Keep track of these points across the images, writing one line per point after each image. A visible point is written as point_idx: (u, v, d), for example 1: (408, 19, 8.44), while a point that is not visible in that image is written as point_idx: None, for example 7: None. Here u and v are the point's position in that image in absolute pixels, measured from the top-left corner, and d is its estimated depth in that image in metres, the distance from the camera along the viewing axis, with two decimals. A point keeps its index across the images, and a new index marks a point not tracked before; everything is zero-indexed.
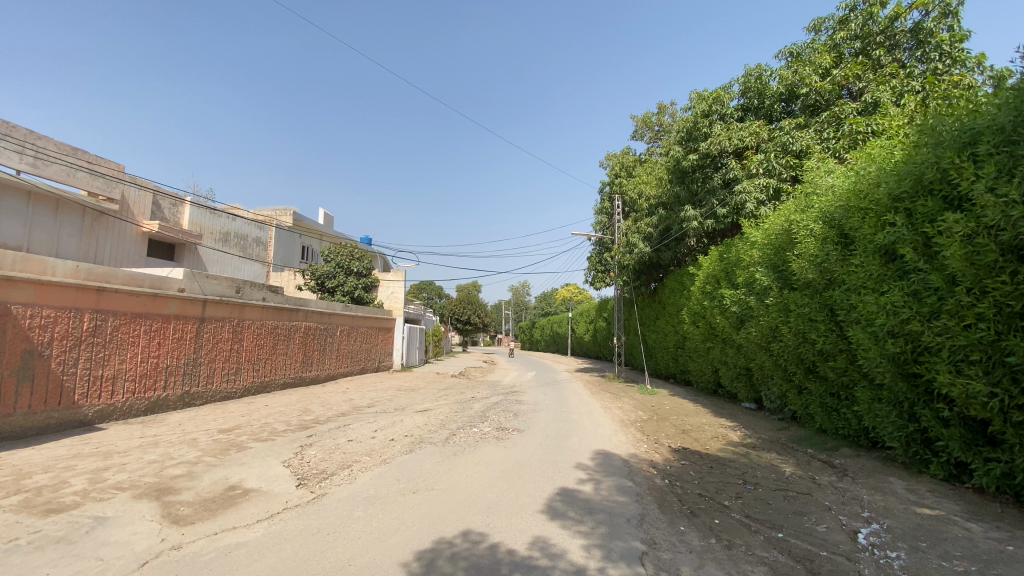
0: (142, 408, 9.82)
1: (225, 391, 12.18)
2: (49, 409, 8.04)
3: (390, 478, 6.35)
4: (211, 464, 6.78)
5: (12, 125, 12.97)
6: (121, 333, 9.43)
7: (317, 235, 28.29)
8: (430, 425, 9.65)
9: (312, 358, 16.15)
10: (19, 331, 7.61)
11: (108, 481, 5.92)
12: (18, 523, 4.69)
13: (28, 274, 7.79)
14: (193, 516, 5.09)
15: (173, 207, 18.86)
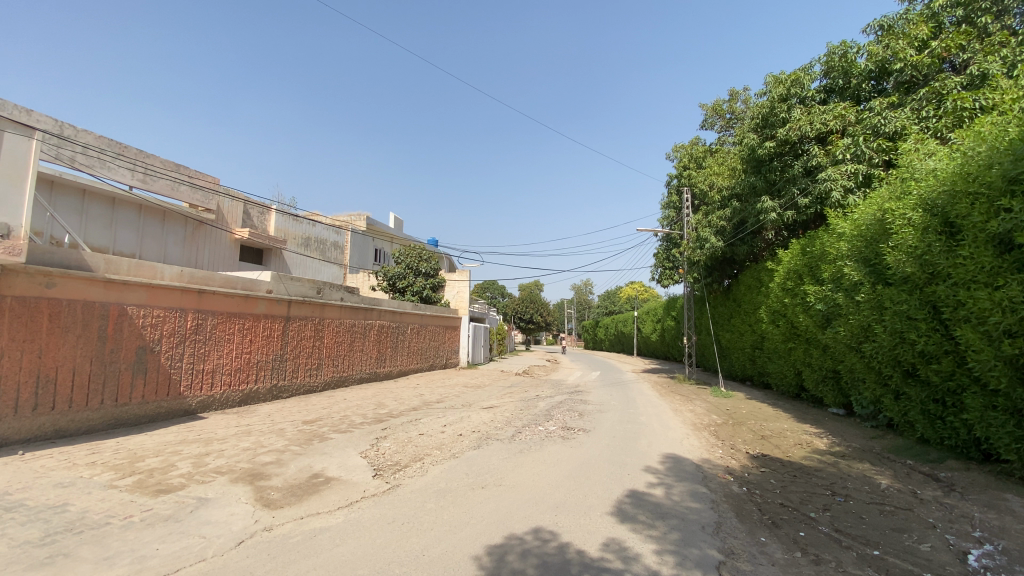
0: (237, 400, 10.74)
1: (308, 385, 13.04)
2: (159, 399, 9.00)
3: (459, 473, 6.50)
4: (296, 453, 7.27)
5: (125, 146, 14.65)
6: (219, 331, 10.35)
7: (388, 238, 29.56)
8: (497, 422, 9.77)
9: (386, 355, 16.89)
10: (134, 329, 8.57)
11: (209, 465, 6.52)
12: (134, 502, 5.27)
13: (140, 279, 8.70)
14: (281, 500, 5.48)
15: (261, 215, 20.45)
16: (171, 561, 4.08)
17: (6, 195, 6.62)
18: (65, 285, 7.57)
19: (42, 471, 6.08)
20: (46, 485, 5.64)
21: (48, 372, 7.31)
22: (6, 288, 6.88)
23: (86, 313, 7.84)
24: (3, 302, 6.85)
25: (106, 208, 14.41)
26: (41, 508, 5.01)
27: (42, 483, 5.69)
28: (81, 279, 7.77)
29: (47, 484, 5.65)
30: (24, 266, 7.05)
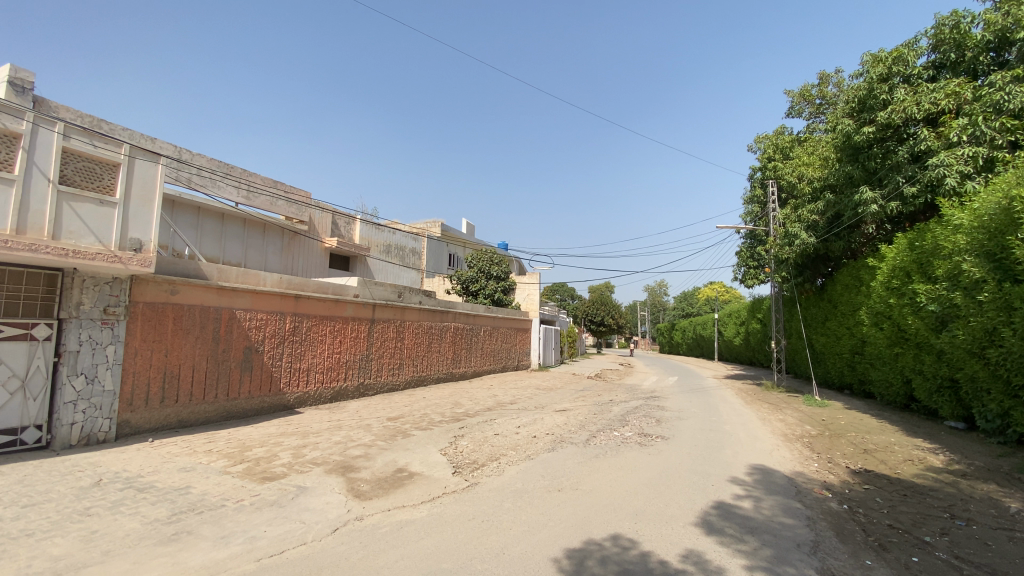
0: (329, 396, 11.55)
1: (391, 383, 13.73)
2: (263, 395, 9.90)
3: (536, 474, 6.54)
4: (382, 448, 7.69)
5: (232, 167, 16.29)
6: (313, 333, 11.18)
7: (461, 243, 30.41)
8: (571, 426, 9.73)
9: (461, 356, 17.40)
10: (241, 331, 9.49)
11: (306, 456, 7.07)
12: (244, 487, 5.84)
13: (246, 286, 9.58)
14: (370, 492, 5.82)
15: (347, 225, 21.86)
16: (276, 543, 4.48)
17: (140, 214, 7.60)
18: (186, 292, 8.54)
19: (169, 456, 6.91)
20: (172, 469, 6.40)
21: (172, 368, 8.30)
22: (139, 295, 7.89)
23: (203, 317, 8.80)
24: (137, 307, 7.86)
25: (217, 222, 16.08)
26: (169, 489, 5.69)
27: (170, 467, 6.46)
28: (198, 286, 8.72)
29: (174, 468, 6.41)
30: (154, 276, 8.03)
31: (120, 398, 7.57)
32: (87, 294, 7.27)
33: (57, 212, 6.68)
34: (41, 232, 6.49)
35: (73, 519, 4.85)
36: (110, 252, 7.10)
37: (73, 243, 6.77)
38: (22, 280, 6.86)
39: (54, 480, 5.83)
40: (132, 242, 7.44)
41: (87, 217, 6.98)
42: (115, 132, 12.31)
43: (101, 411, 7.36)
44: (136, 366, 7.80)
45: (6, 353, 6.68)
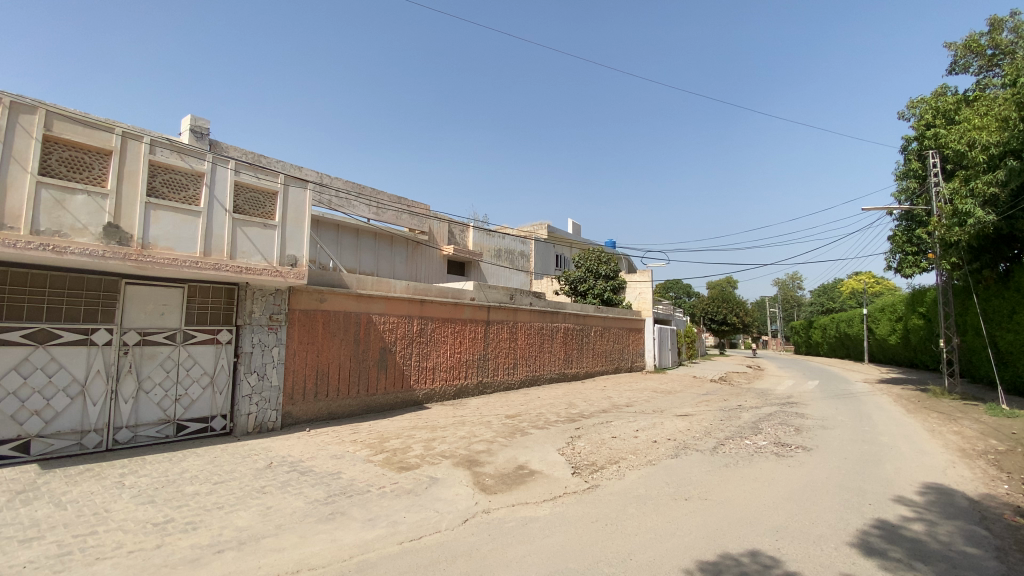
0: (452, 393, 12.29)
1: (507, 382, 14.18)
2: (396, 391, 10.84)
3: (660, 480, 6.31)
4: (503, 445, 7.98)
5: (363, 187, 18.08)
6: (437, 334, 11.96)
7: (569, 244, 30.40)
8: (695, 431, 9.21)
9: (573, 356, 17.40)
10: (377, 333, 10.49)
11: (436, 449, 7.59)
12: (385, 475, 6.43)
13: (379, 293, 10.54)
14: (495, 487, 6.07)
15: (462, 232, 23.03)
16: (415, 529, 4.86)
17: (293, 234, 8.77)
18: (332, 300, 9.67)
19: (323, 444, 7.86)
20: (326, 456, 7.27)
21: (323, 366, 9.45)
22: (296, 303, 9.11)
23: (346, 321, 9.89)
24: (295, 313, 9.09)
25: (353, 237, 17.92)
26: (323, 474, 6.48)
27: (323, 454, 7.35)
28: (342, 294, 9.82)
29: (327, 455, 7.28)
30: (307, 287, 9.23)
31: (283, 392, 8.81)
32: (257, 304, 8.56)
33: (233, 236, 7.96)
34: (221, 253, 7.77)
35: (252, 495, 5.75)
36: (272, 268, 8.30)
37: (246, 261, 8.02)
38: (210, 293, 8.27)
39: (238, 461, 6.96)
40: (288, 258, 8.61)
41: (254, 239, 8.22)
42: (271, 165, 14.37)
43: (270, 404, 8.61)
44: (295, 365, 9.02)
45: (200, 353, 8.11)
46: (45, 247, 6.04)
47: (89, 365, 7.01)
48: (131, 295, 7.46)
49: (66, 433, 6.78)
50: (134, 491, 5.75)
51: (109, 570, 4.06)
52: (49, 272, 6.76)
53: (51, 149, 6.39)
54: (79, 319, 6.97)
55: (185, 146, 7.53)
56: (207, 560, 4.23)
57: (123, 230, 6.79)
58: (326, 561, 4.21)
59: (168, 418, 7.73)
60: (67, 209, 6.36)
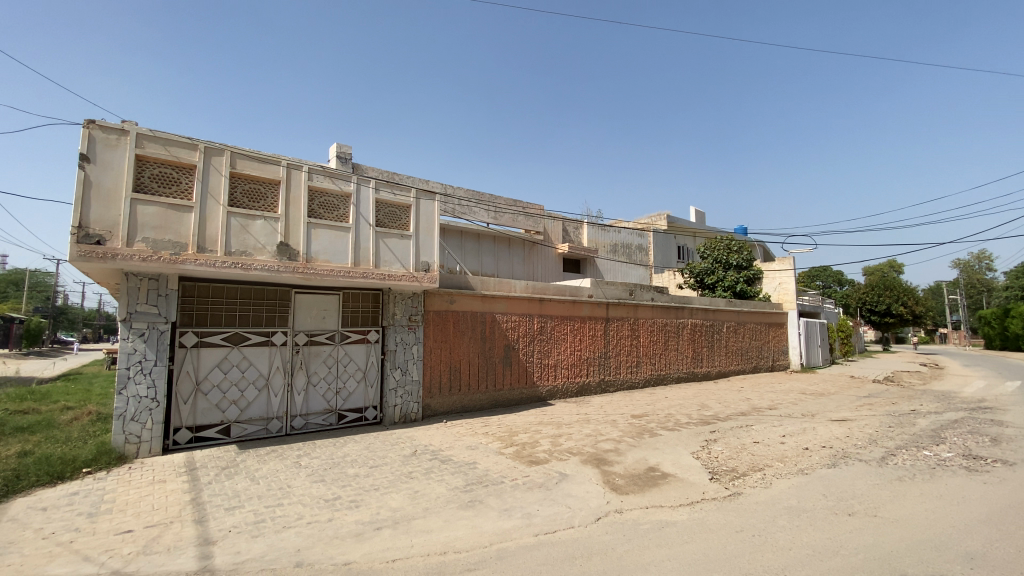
0: (576, 391, 12.34)
1: (631, 381, 13.82)
2: (521, 387, 11.22)
3: (815, 492, 5.67)
4: (632, 445, 7.80)
5: (480, 193, 18.97)
6: (558, 332, 12.10)
7: (692, 234, 28.68)
8: (856, 439, 8.09)
9: (703, 354, 16.35)
10: (501, 332, 10.95)
11: (563, 446, 7.68)
12: (517, 468, 6.68)
13: (501, 293, 10.97)
14: (626, 487, 5.97)
15: (577, 229, 22.93)
16: (549, 522, 4.97)
17: (425, 242, 9.49)
18: (459, 301, 10.32)
19: (458, 435, 8.41)
20: (462, 446, 7.77)
21: (454, 363, 10.17)
22: (429, 305, 9.92)
23: (473, 320, 10.50)
24: (429, 314, 9.91)
25: (474, 241, 18.88)
26: (461, 463, 6.92)
27: (459, 444, 7.86)
28: (469, 295, 10.43)
29: (463, 446, 7.78)
30: (438, 290, 9.97)
31: (422, 386, 9.68)
32: (398, 306, 9.48)
33: (376, 247, 8.87)
34: (367, 262, 8.71)
35: (401, 479, 6.36)
36: (409, 274, 9.09)
37: (387, 269, 8.89)
38: (360, 298, 9.33)
39: (388, 448, 7.75)
40: (422, 264, 9.35)
41: (393, 248, 9.08)
42: (400, 180, 15.74)
43: (411, 396, 9.52)
44: (431, 361, 9.83)
45: (354, 352, 9.16)
46: (235, 265, 7.32)
47: (270, 362, 8.32)
48: (299, 302, 8.70)
49: (256, 419, 8.13)
50: (308, 470, 6.72)
51: (294, 537, 4.80)
52: (239, 284, 8.17)
53: (237, 184, 7.71)
54: (262, 324, 8.31)
55: (335, 170, 8.55)
56: (367, 535, 4.79)
57: (292, 247, 7.95)
58: (469, 545, 4.50)
59: (331, 408, 8.86)
60: (251, 233, 7.64)
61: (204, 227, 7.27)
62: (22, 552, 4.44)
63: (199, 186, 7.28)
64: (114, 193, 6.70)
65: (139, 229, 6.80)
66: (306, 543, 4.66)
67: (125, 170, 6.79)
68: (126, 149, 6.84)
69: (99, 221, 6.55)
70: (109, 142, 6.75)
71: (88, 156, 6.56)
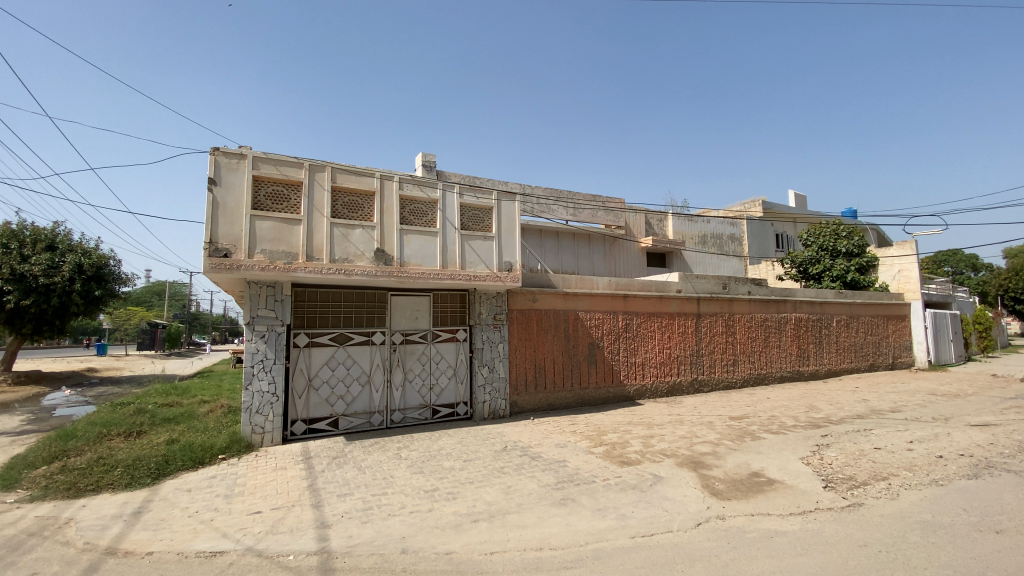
0: (666, 390, 11.89)
1: (727, 380, 13.04)
2: (608, 386, 11.04)
3: (954, 505, 4.98)
4: (732, 448, 7.35)
5: (559, 190, 18.91)
6: (645, 329, 11.74)
7: (791, 220, 26.45)
8: (1005, 447, 7.00)
9: (809, 351, 15.00)
10: (586, 330, 10.85)
11: (656, 447, 7.44)
12: (608, 467, 6.58)
13: (584, 290, 10.87)
14: (728, 492, 5.64)
15: (661, 221, 22.05)
16: (646, 525, 4.84)
17: (508, 243, 9.66)
18: (542, 299, 10.38)
19: (546, 433, 8.45)
20: (551, 444, 7.81)
21: (539, 361, 10.26)
22: (513, 304, 10.10)
23: (556, 319, 10.52)
24: (513, 313, 10.09)
25: (554, 239, 18.84)
26: (551, 461, 6.96)
27: (548, 442, 7.90)
28: (551, 293, 10.46)
29: (552, 443, 7.80)
30: (521, 289, 10.10)
31: (509, 384, 9.87)
32: (483, 305, 9.74)
33: (462, 249, 9.18)
34: (454, 264, 9.04)
35: (494, 474, 6.52)
36: (493, 275, 9.30)
37: (473, 270, 9.16)
38: (448, 299, 9.71)
39: (480, 443, 7.99)
40: (505, 264, 9.53)
41: (478, 250, 9.34)
42: (481, 182, 16.13)
43: (499, 393, 9.75)
44: (516, 359, 10.01)
45: (444, 350, 9.56)
46: (338, 271, 7.94)
47: (371, 360, 8.93)
48: (393, 304, 9.24)
49: (360, 412, 8.76)
50: (408, 462, 7.13)
51: (399, 525, 5.11)
52: (342, 289, 8.84)
53: (337, 196, 8.35)
54: (363, 324, 8.93)
55: (423, 178, 8.95)
56: (465, 527, 4.97)
57: (387, 253, 8.46)
58: (565, 544, 4.50)
59: (426, 403, 9.32)
60: (352, 241, 8.25)
61: (311, 238, 7.97)
62: (175, 527, 5.15)
63: (305, 200, 7.99)
64: (236, 211, 7.55)
65: (258, 242, 7.61)
66: (410, 531, 4.94)
67: (244, 190, 7.63)
68: (245, 171, 7.68)
69: (226, 236, 7.43)
70: (230, 166, 7.61)
71: (215, 180, 7.45)
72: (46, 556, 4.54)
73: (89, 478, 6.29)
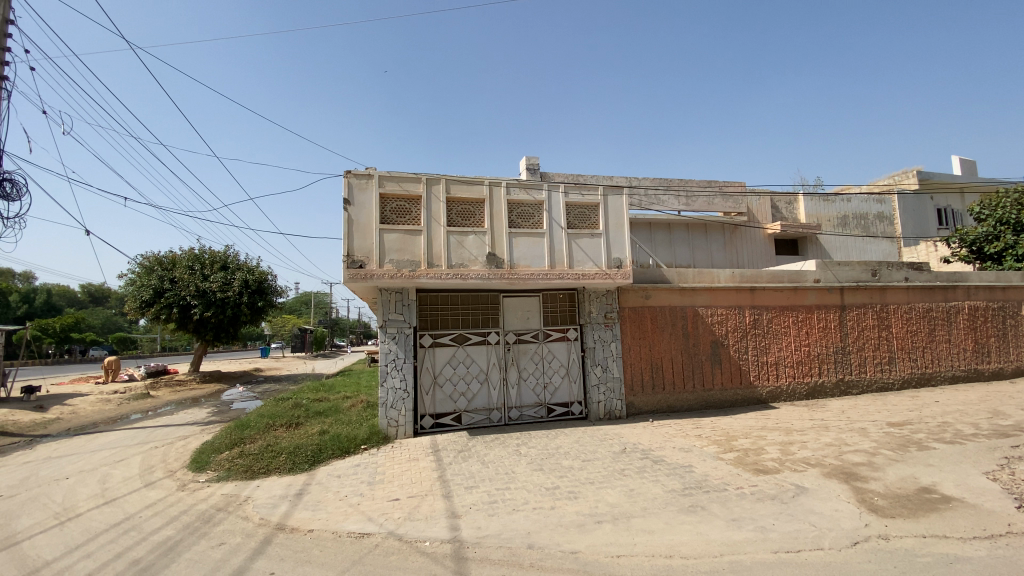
0: (805, 392, 10.71)
1: (881, 381, 11.38)
2: (735, 387, 10.26)
3: None
4: (892, 459, 6.40)
5: (670, 181, 18.06)
6: (776, 325, 10.71)
7: (958, 190, 22.36)
8: None
9: (990, 347, 12.53)
10: (706, 327, 10.21)
11: (797, 455, 6.74)
12: (741, 475, 6.11)
13: (703, 284, 10.25)
14: (890, 509, 4.92)
15: (789, 204, 19.98)
16: (789, 539, 4.40)
17: (617, 238, 9.44)
18: (656, 296, 9.99)
19: (668, 436, 8.10)
20: (675, 447, 7.46)
21: (656, 360, 9.88)
22: (626, 302, 9.85)
23: (673, 316, 10.05)
24: (625, 311, 9.84)
25: (667, 231, 18.02)
26: (675, 465, 6.65)
27: (671, 445, 7.56)
28: (666, 289, 10.02)
29: (675, 447, 7.45)
30: (633, 286, 9.82)
31: (624, 384, 9.64)
32: (594, 304, 9.64)
33: (570, 248, 9.16)
34: (563, 264, 9.06)
35: (616, 475, 6.41)
36: (603, 272, 9.16)
37: (581, 269, 9.11)
38: (558, 298, 9.77)
39: (598, 443, 7.90)
40: (615, 260, 9.33)
41: (586, 248, 9.26)
42: (587, 180, 16.00)
43: (614, 393, 9.56)
44: (632, 359, 9.74)
45: (557, 349, 9.62)
46: (455, 276, 8.40)
47: (489, 359, 9.30)
48: (506, 305, 9.53)
49: (481, 409, 9.17)
50: (529, 459, 7.29)
51: (523, 520, 5.25)
52: (459, 292, 9.32)
53: (452, 206, 8.84)
54: (479, 325, 9.34)
55: (529, 181, 9.10)
56: (589, 527, 4.95)
57: (498, 257, 8.75)
58: (697, 552, 4.28)
59: (542, 402, 9.46)
60: (466, 248, 8.67)
61: (431, 246, 8.53)
62: (329, 509, 5.84)
63: (424, 212, 8.57)
64: (368, 226, 8.34)
65: (386, 253, 8.32)
66: (535, 527, 5.04)
67: (373, 206, 8.41)
68: (373, 190, 8.45)
69: (359, 249, 8.24)
70: (361, 185, 8.42)
71: (349, 200, 8.31)
72: (234, 527, 5.41)
73: (261, 462, 7.40)
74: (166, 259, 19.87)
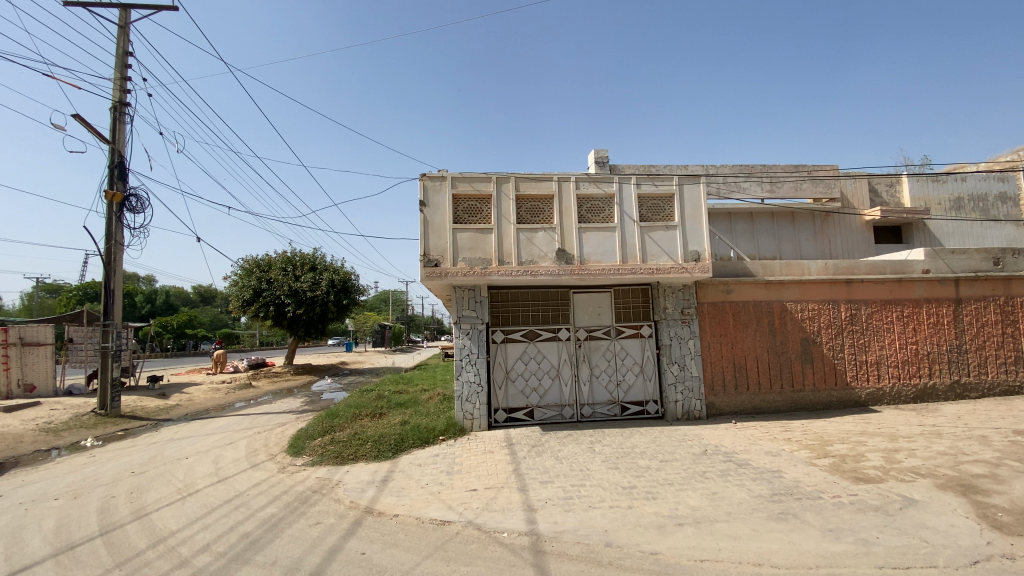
0: (912, 395, 9.70)
1: (1007, 385, 10.03)
2: (829, 388, 9.51)
3: None
4: (1021, 471, 5.63)
5: (751, 167, 17.00)
6: (876, 320, 9.77)
7: None
8: None
9: None
10: (795, 323, 9.54)
11: (904, 464, 6.13)
12: (838, 483, 5.67)
13: (790, 277, 9.59)
14: (1018, 527, 4.35)
15: (890, 187, 18.09)
16: (897, 555, 4.03)
17: (694, 230, 9.06)
18: (738, 290, 9.47)
19: (753, 439, 7.67)
20: (761, 451, 7.05)
21: (739, 359, 9.38)
22: (704, 297, 9.44)
23: (757, 311, 9.48)
24: (703, 307, 9.43)
25: (748, 222, 17.02)
26: (763, 470, 6.28)
27: (757, 449, 7.15)
28: (748, 283, 9.48)
29: (762, 450, 7.04)
30: (712, 280, 9.39)
31: (704, 383, 9.25)
32: (669, 300, 9.32)
33: (642, 242, 8.93)
34: (635, 258, 8.85)
35: (697, 478, 6.18)
36: (678, 265, 8.83)
37: (655, 263, 8.85)
38: (630, 294, 9.56)
39: (677, 444, 7.65)
40: (691, 253, 8.96)
41: (660, 241, 8.98)
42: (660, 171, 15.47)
43: (693, 393, 9.20)
44: (712, 357, 9.33)
45: (631, 346, 9.43)
46: (526, 272, 8.49)
47: (561, 355, 9.30)
48: (577, 301, 9.48)
49: (553, 405, 9.20)
50: (603, 457, 7.21)
51: (600, 517, 5.23)
52: (530, 289, 9.40)
53: (521, 204, 8.92)
54: (550, 321, 9.37)
55: (598, 175, 8.98)
56: (670, 529, 4.82)
57: (568, 253, 8.73)
58: (789, 563, 4.03)
59: (615, 400, 9.31)
60: (537, 245, 8.72)
61: (502, 244, 8.67)
62: (412, 496, 6.14)
63: (494, 210, 8.72)
64: (441, 226, 8.63)
65: (459, 252, 8.58)
66: (612, 525, 5.00)
67: (446, 207, 8.68)
68: (446, 191, 8.72)
69: (435, 248, 8.55)
70: (435, 187, 8.72)
71: (425, 202, 8.65)
72: (327, 509, 5.85)
73: (350, 449, 7.93)
74: (263, 262, 21.73)
